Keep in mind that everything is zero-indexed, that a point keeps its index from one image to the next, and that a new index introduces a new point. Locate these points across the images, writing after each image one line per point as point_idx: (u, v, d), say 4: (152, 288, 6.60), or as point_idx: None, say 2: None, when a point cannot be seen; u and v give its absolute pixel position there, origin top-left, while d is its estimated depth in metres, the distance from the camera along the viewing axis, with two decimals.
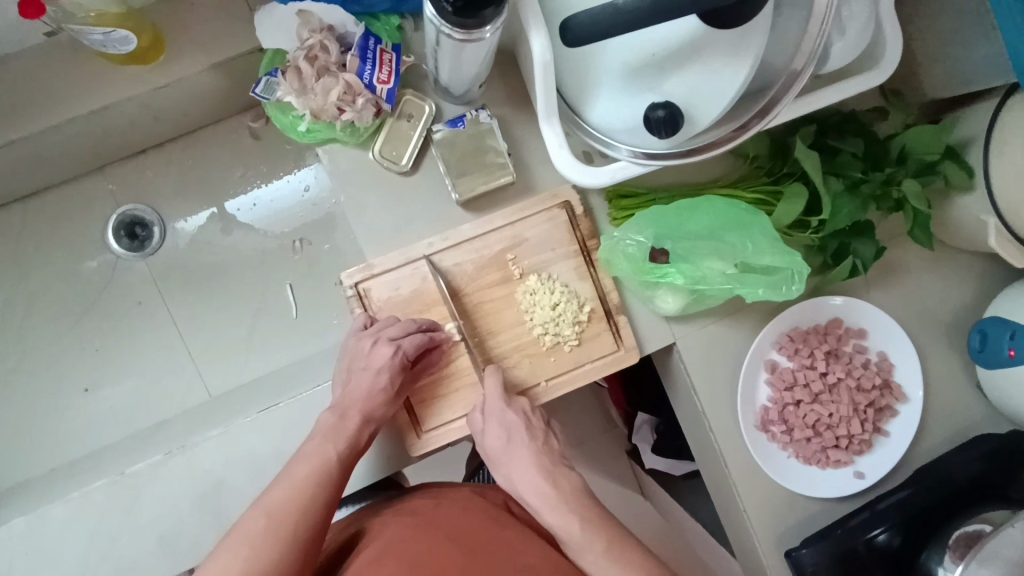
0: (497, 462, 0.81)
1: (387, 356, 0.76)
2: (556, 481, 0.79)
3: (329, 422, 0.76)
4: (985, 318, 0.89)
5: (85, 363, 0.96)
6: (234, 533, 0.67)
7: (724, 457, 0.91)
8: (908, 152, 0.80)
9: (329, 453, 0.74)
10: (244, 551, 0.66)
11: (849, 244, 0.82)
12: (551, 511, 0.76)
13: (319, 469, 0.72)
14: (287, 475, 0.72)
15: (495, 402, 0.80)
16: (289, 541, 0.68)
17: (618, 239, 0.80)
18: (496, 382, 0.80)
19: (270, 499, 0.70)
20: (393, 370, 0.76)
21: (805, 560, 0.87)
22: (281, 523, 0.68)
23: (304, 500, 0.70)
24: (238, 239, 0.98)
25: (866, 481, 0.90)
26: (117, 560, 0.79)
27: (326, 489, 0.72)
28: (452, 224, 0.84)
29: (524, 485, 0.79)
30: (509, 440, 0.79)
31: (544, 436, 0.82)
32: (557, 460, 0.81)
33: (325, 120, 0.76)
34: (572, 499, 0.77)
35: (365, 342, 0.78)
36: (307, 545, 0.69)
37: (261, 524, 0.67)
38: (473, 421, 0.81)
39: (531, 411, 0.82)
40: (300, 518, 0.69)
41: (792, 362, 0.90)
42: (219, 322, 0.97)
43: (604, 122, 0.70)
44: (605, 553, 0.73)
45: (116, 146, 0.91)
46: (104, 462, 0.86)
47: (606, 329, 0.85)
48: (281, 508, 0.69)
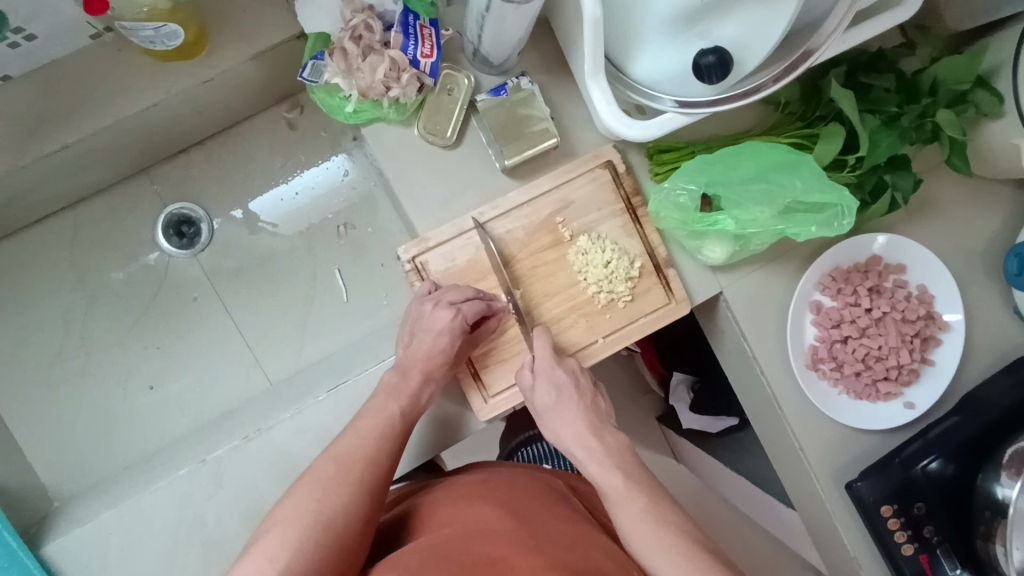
0: (544, 419, 0.83)
1: (447, 318, 0.78)
2: (602, 437, 0.81)
3: (392, 380, 0.80)
4: (1020, 243, 0.91)
5: (147, 362, 0.98)
6: (306, 477, 0.71)
7: (776, 399, 0.94)
8: (940, 83, 0.82)
9: (396, 420, 0.77)
10: (316, 491, 0.69)
11: (886, 179, 0.84)
12: (593, 460, 0.79)
13: (384, 422, 0.77)
14: (358, 429, 0.75)
15: (545, 360, 0.81)
16: (357, 483, 0.71)
17: (668, 190, 0.83)
18: (545, 342, 0.82)
19: (338, 447, 0.74)
20: (453, 333, 0.78)
21: (864, 492, 0.90)
22: (351, 467, 0.72)
23: (371, 445, 0.75)
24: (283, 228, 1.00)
25: (917, 410, 0.93)
26: (206, 543, 0.82)
27: (389, 440, 0.76)
28: (499, 192, 0.86)
29: (571, 440, 0.82)
30: (559, 394, 0.81)
31: (593, 396, 0.84)
32: (604, 421, 0.84)
33: (372, 98, 0.77)
34: (618, 457, 0.80)
35: (425, 305, 0.80)
36: (373, 493, 0.72)
37: (332, 466, 0.71)
38: (522, 380, 0.82)
39: (580, 370, 0.84)
40: (368, 466, 0.73)
41: (836, 301, 0.93)
42: (272, 312, 0.99)
43: (647, 75, 0.72)
44: (642, 509, 0.73)
45: (160, 146, 0.93)
46: (180, 453, 0.89)
47: (657, 283, 0.87)
48: (351, 456, 0.73)
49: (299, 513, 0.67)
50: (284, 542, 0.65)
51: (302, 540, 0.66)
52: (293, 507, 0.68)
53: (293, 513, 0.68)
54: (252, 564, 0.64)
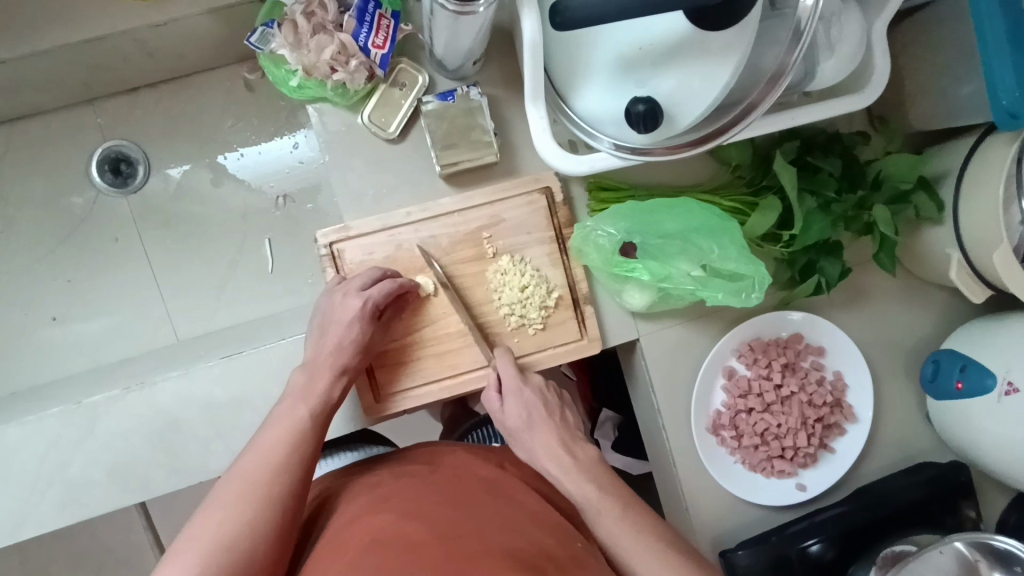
0: (517, 441, 0.81)
1: (356, 306, 0.76)
2: (574, 453, 0.78)
3: (301, 382, 0.76)
4: (941, 349, 0.92)
5: (54, 293, 0.96)
6: (208, 504, 0.67)
7: (673, 455, 0.93)
8: (884, 177, 0.81)
9: (299, 412, 0.73)
10: (219, 514, 0.65)
11: (817, 261, 0.84)
12: (560, 467, 0.76)
13: (290, 435, 0.72)
14: (260, 446, 0.71)
15: (511, 380, 0.81)
16: (260, 499, 0.67)
17: (590, 229, 0.82)
18: (507, 365, 0.82)
19: (240, 468, 0.69)
20: (362, 320, 0.76)
21: (739, 562, 0.89)
22: (253, 484, 0.67)
23: (273, 459, 0.70)
24: (218, 189, 0.98)
25: (806, 493, 0.93)
26: (66, 486, 0.81)
27: (297, 446, 0.72)
28: (433, 196, 0.85)
29: (542, 453, 0.78)
30: (529, 419, 0.80)
31: (561, 410, 0.82)
32: (575, 433, 0.81)
33: (316, 78, 0.76)
34: (589, 466, 0.77)
35: (336, 295, 0.78)
36: (282, 505, 0.68)
37: (234, 487, 0.67)
38: (489, 402, 0.82)
39: (545, 387, 0.83)
40: (275, 479, 0.68)
41: (749, 370, 0.92)
42: (194, 268, 0.98)
43: (587, 111, 0.71)
44: (620, 516, 0.72)
45: (110, 80, 0.91)
46: (65, 391, 0.88)
47: (572, 317, 0.86)
48: (252, 472, 0.68)
49: (204, 539, 0.63)
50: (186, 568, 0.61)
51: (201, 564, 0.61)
52: (197, 538, 0.63)
53: (196, 538, 0.63)
54: None
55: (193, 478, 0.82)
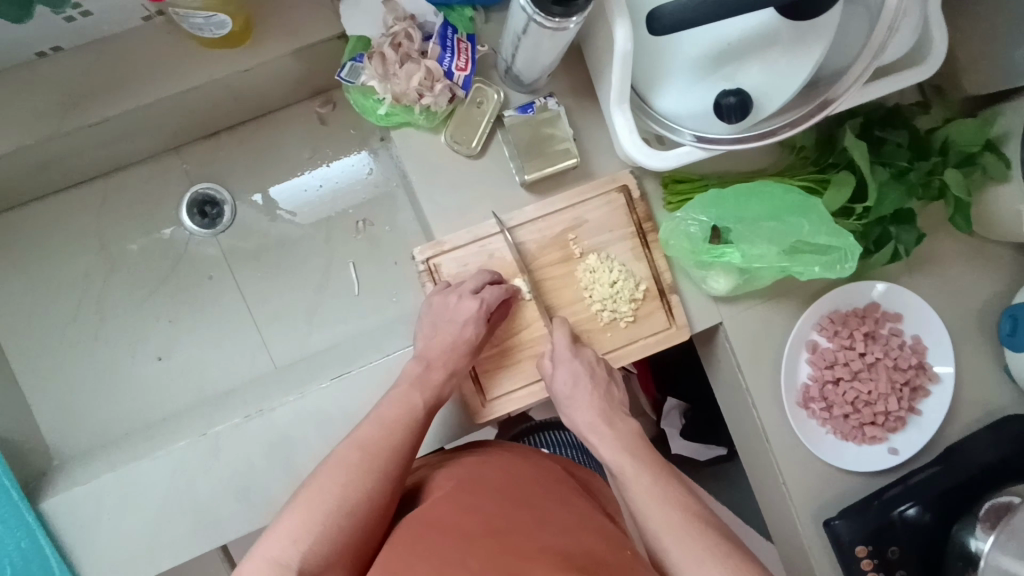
0: (562, 407, 0.85)
1: (474, 309, 0.80)
2: (613, 423, 0.83)
3: (416, 371, 0.81)
4: (1015, 304, 0.94)
5: (156, 334, 1.00)
6: (330, 465, 0.72)
7: (764, 431, 0.96)
8: (951, 144, 0.84)
9: (416, 399, 0.79)
10: (339, 475, 0.71)
11: (891, 230, 0.87)
12: (609, 445, 0.81)
13: (406, 413, 0.78)
14: (379, 418, 0.77)
15: (563, 350, 0.84)
16: (376, 471, 0.72)
17: (680, 220, 0.86)
18: (563, 334, 0.84)
19: (362, 436, 0.75)
20: (479, 322, 0.81)
21: (840, 530, 0.92)
22: (375, 454, 0.73)
23: (392, 437, 0.75)
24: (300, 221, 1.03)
25: (899, 457, 0.96)
26: (199, 514, 0.85)
27: (411, 431, 0.77)
28: (516, 205, 0.88)
29: (585, 426, 0.83)
30: (576, 385, 0.83)
31: (606, 385, 0.85)
32: (619, 408, 0.85)
33: (405, 104, 0.81)
34: (631, 441, 0.81)
35: (449, 298, 0.82)
36: (393, 478, 0.74)
37: (357, 454, 0.73)
38: (544, 370, 0.85)
39: (595, 361, 0.85)
40: (389, 454, 0.74)
41: (832, 343, 0.95)
42: (284, 297, 1.02)
43: (671, 109, 0.75)
44: (651, 488, 0.75)
45: (195, 126, 0.96)
46: (182, 425, 0.92)
47: (659, 308, 0.90)
48: (373, 443, 0.74)
49: (324, 500, 0.69)
50: (308, 524, 0.67)
51: (325, 522, 0.67)
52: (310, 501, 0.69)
53: (317, 495, 0.69)
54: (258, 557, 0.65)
55: None
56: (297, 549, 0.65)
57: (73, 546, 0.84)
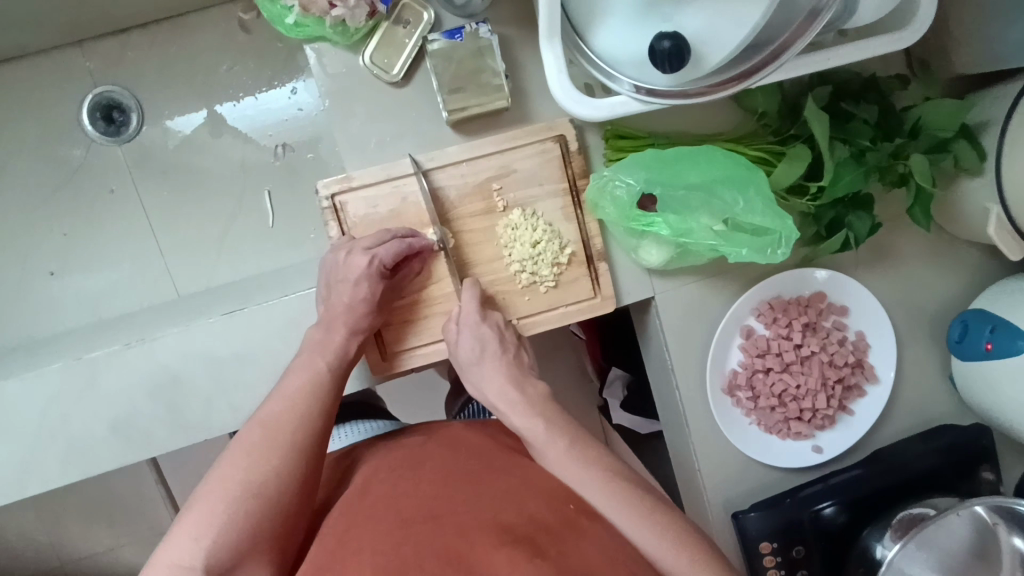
0: (468, 374, 0.79)
1: (363, 265, 0.73)
2: (523, 389, 0.77)
3: (317, 336, 0.74)
4: (969, 310, 0.88)
5: (50, 247, 0.93)
6: (230, 448, 0.64)
7: (686, 415, 0.91)
8: (923, 126, 0.76)
9: (318, 364, 0.72)
10: (242, 459, 0.62)
11: (846, 215, 0.79)
12: (516, 411, 0.75)
13: (312, 382, 0.70)
14: (282, 392, 0.69)
15: (470, 314, 0.78)
16: (287, 450, 0.64)
17: (608, 179, 0.77)
18: (472, 296, 0.78)
19: (266, 413, 0.67)
20: (372, 281, 0.74)
21: (750, 524, 0.88)
22: (279, 431, 0.65)
23: (301, 409, 0.68)
24: (213, 141, 0.94)
25: (823, 455, 0.91)
26: (69, 442, 0.80)
27: (323, 400, 0.70)
28: (441, 145, 0.80)
29: (495, 395, 0.77)
30: (481, 352, 0.78)
31: (516, 350, 0.80)
32: (526, 372, 0.79)
33: (314, 14, 0.72)
34: (540, 406, 0.75)
35: (340, 254, 0.75)
36: (307, 457, 0.65)
37: (259, 433, 0.64)
38: (446, 333, 0.79)
39: (504, 325, 0.80)
40: (297, 428, 0.66)
41: (768, 330, 0.88)
42: (192, 221, 0.94)
43: (608, 51, 0.66)
44: (567, 449, 0.70)
45: (96, 20, 0.85)
46: (64, 347, 0.86)
47: (585, 275, 0.83)
48: (278, 419, 0.66)
49: (227, 484, 0.60)
50: (210, 516, 0.58)
51: (229, 513, 0.58)
52: (217, 488, 0.60)
53: (215, 484, 0.60)
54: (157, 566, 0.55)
55: (197, 435, 0.81)
56: (200, 549, 0.56)
57: None
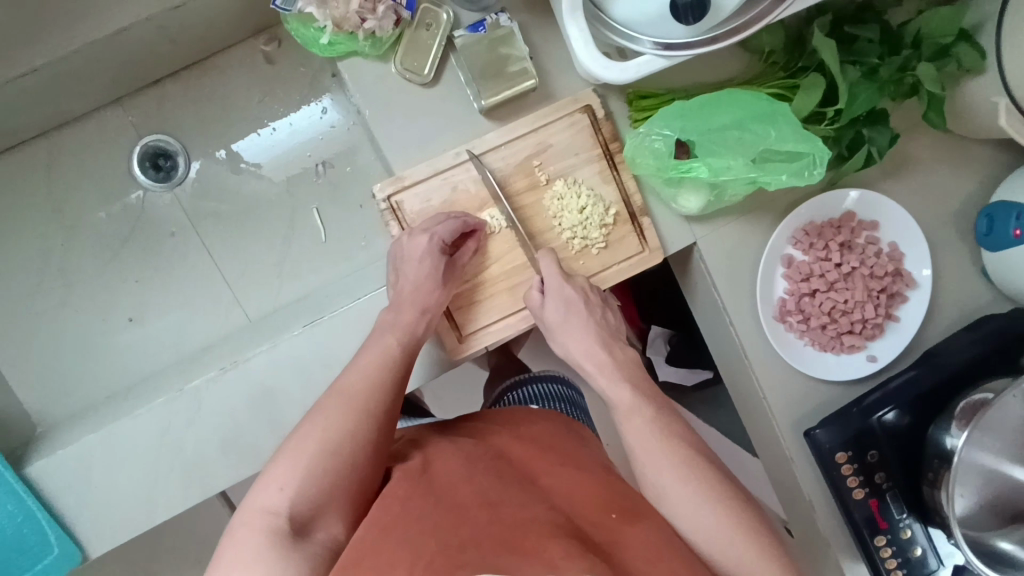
0: (555, 337, 0.85)
1: (425, 243, 0.79)
2: (612, 351, 0.85)
3: (388, 318, 0.80)
4: (993, 203, 0.93)
5: (124, 295, 0.98)
6: (315, 412, 0.72)
7: (743, 348, 0.96)
8: (923, 36, 0.80)
9: (392, 342, 0.78)
10: (325, 423, 0.70)
11: (864, 133, 0.84)
12: (604, 373, 0.83)
13: (385, 355, 0.77)
14: (357, 365, 0.76)
15: (553, 280, 0.83)
16: (364, 417, 0.71)
17: (643, 136, 0.82)
18: (550, 263, 0.83)
19: (346, 382, 0.74)
20: (434, 257, 0.80)
21: (822, 439, 0.93)
22: (361, 400, 0.73)
23: (378, 380, 0.75)
24: (258, 171, 0.99)
25: (878, 363, 0.96)
26: (184, 468, 0.85)
27: (395, 371, 0.77)
28: (478, 134, 0.85)
29: (582, 355, 0.85)
30: (569, 312, 0.83)
31: (603, 311, 0.86)
32: (615, 335, 0.86)
33: (347, 30, 0.77)
34: (626, 370, 0.83)
35: (403, 240, 0.82)
36: (383, 423, 0.73)
37: (337, 400, 0.72)
38: (532, 301, 0.83)
39: (588, 287, 0.85)
40: (373, 395, 0.73)
41: (807, 255, 0.94)
42: (251, 249, 1.00)
43: (627, 16, 0.71)
44: (649, 419, 0.77)
45: (134, 75, 0.91)
46: (158, 384, 0.91)
47: (631, 231, 0.88)
48: (355, 388, 0.74)
49: (313, 444, 0.69)
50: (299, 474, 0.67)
51: (311, 470, 0.67)
52: (300, 446, 0.69)
53: (302, 447, 0.69)
54: (252, 509, 0.65)
55: None
56: (285, 496, 0.65)
57: (62, 507, 0.84)
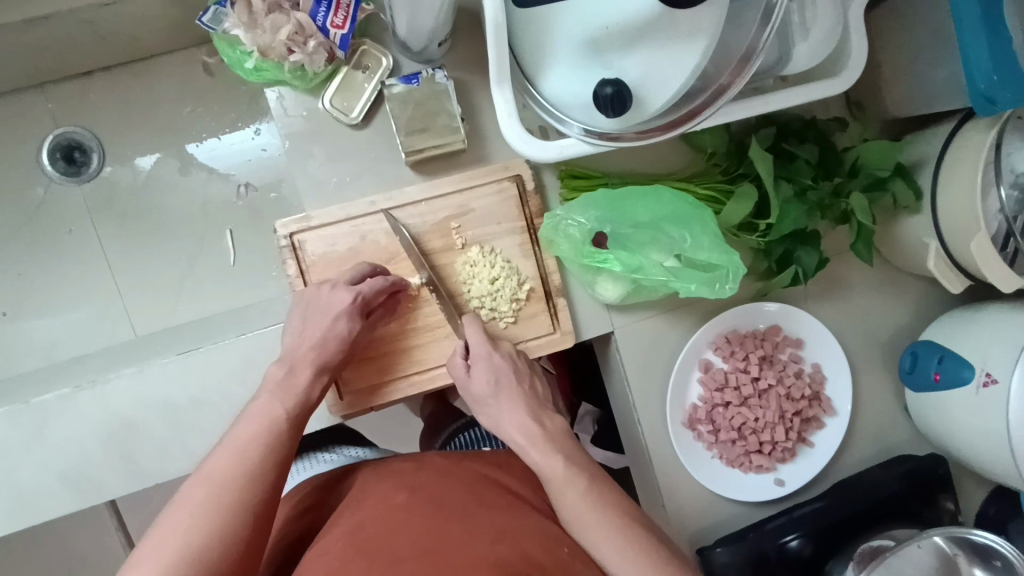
0: (480, 408, 0.79)
1: (347, 301, 0.73)
2: (543, 422, 0.77)
3: (279, 376, 0.72)
4: (920, 340, 0.90)
5: (4, 289, 0.92)
6: (177, 503, 0.61)
7: (648, 449, 0.91)
8: (861, 165, 0.79)
9: (276, 408, 0.69)
10: (190, 519, 0.59)
11: (794, 251, 0.82)
12: (534, 449, 0.74)
13: (268, 428, 0.67)
14: (233, 441, 0.65)
15: (480, 347, 0.78)
16: (238, 506, 0.61)
17: (560, 218, 0.79)
18: (476, 331, 0.79)
19: (212, 467, 0.63)
20: (352, 317, 0.74)
21: (718, 558, 0.88)
22: (228, 489, 0.61)
23: (250, 462, 0.64)
24: (230, 174, 0.95)
25: (785, 488, 0.91)
26: (14, 490, 0.78)
27: (274, 447, 0.66)
28: (400, 184, 0.82)
29: (512, 429, 0.76)
30: (497, 386, 0.78)
31: (530, 380, 0.80)
32: (545, 405, 0.79)
33: (273, 59, 0.74)
34: (559, 441, 0.75)
35: (322, 289, 0.75)
36: (260, 509, 0.62)
37: (205, 491, 0.61)
38: (455, 369, 0.79)
39: (516, 355, 0.81)
40: (248, 480, 0.63)
41: (726, 363, 0.90)
42: (152, 262, 0.94)
43: (556, 97, 0.68)
44: (586, 491, 0.69)
45: (57, 64, 0.86)
46: (14, 390, 0.84)
47: (544, 310, 0.84)
48: (224, 471, 0.63)
49: (176, 542, 0.58)
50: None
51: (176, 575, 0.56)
52: (164, 540, 0.58)
53: (157, 551, 0.57)
54: None
55: (149, 480, 0.79)
56: None
57: None
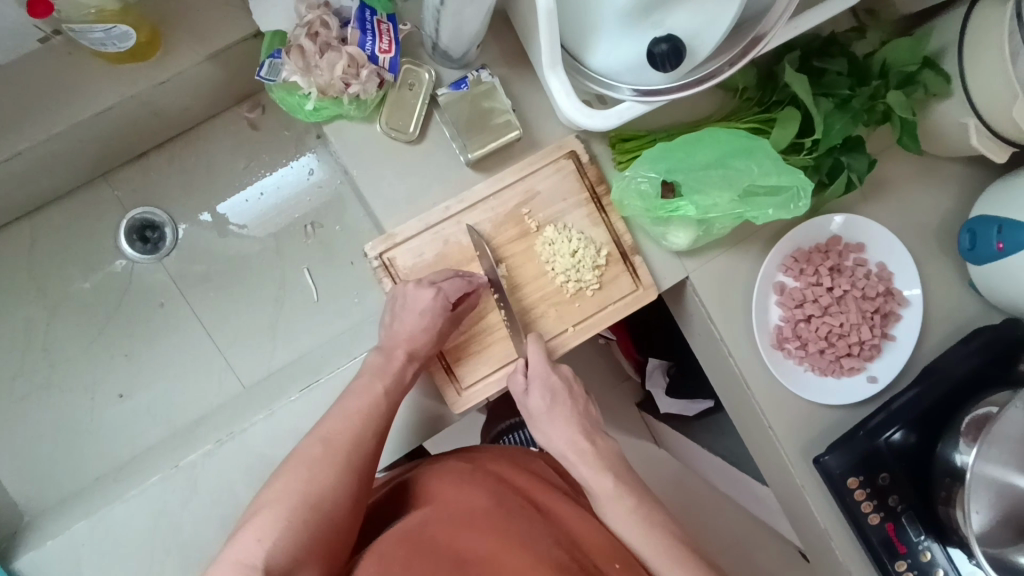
0: (537, 425, 0.84)
1: (428, 297, 0.78)
2: (594, 441, 0.82)
3: (377, 362, 0.80)
4: (972, 217, 0.95)
5: (115, 371, 1.01)
6: (293, 461, 0.71)
7: (743, 378, 0.96)
8: (889, 66, 0.84)
9: (376, 387, 0.77)
10: (305, 473, 0.69)
11: (843, 160, 0.86)
12: (585, 461, 0.80)
13: (371, 403, 0.76)
14: (342, 410, 0.76)
15: (539, 365, 0.82)
16: (346, 468, 0.71)
17: (629, 178, 0.84)
18: (538, 348, 0.82)
19: (325, 430, 0.73)
20: (436, 313, 0.78)
21: (831, 465, 0.92)
22: (337, 450, 0.72)
23: (357, 429, 0.74)
24: (247, 230, 1.03)
25: (879, 384, 0.96)
26: (177, 548, 0.82)
27: (377, 422, 0.76)
28: (465, 185, 0.86)
29: (564, 444, 0.82)
30: (552, 400, 0.83)
31: (584, 402, 0.86)
32: (596, 427, 0.85)
33: (332, 95, 0.78)
34: (610, 459, 0.81)
35: (406, 286, 0.80)
36: (361, 473, 0.72)
37: (318, 449, 0.71)
38: (515, 383, 0.84)
39: (573, 378, 0.86)
40: (354, 447, 0.73)
41: (798, 282, 0.95)
42: (241, 313, 1.02)
43: (605, 67, 0.73)
44: (632, 508, 0.76)
45: (122, 149, 0.95)
46: (153, 459, 0.89)
47: (624, 271, 0.88)
48: (337, 436, 0.73)
49: (295, 491, 0.67)
50: (268, 522, 0.64)
51: (292, 519, 0.65)
52: (278, 489, 0.68)
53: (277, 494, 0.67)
54: (235, 549, 0.63)
55: None
56: (263, 547, 0.62)
57: None
